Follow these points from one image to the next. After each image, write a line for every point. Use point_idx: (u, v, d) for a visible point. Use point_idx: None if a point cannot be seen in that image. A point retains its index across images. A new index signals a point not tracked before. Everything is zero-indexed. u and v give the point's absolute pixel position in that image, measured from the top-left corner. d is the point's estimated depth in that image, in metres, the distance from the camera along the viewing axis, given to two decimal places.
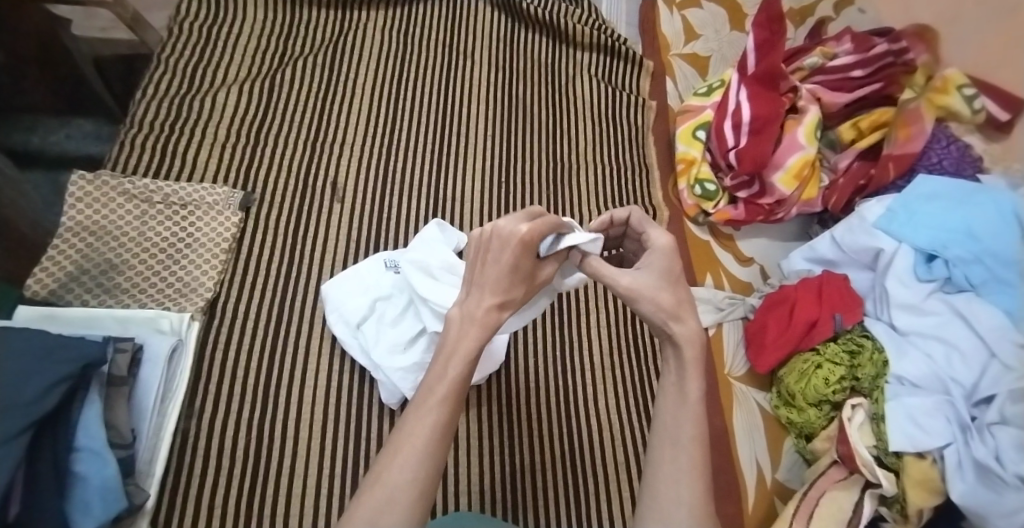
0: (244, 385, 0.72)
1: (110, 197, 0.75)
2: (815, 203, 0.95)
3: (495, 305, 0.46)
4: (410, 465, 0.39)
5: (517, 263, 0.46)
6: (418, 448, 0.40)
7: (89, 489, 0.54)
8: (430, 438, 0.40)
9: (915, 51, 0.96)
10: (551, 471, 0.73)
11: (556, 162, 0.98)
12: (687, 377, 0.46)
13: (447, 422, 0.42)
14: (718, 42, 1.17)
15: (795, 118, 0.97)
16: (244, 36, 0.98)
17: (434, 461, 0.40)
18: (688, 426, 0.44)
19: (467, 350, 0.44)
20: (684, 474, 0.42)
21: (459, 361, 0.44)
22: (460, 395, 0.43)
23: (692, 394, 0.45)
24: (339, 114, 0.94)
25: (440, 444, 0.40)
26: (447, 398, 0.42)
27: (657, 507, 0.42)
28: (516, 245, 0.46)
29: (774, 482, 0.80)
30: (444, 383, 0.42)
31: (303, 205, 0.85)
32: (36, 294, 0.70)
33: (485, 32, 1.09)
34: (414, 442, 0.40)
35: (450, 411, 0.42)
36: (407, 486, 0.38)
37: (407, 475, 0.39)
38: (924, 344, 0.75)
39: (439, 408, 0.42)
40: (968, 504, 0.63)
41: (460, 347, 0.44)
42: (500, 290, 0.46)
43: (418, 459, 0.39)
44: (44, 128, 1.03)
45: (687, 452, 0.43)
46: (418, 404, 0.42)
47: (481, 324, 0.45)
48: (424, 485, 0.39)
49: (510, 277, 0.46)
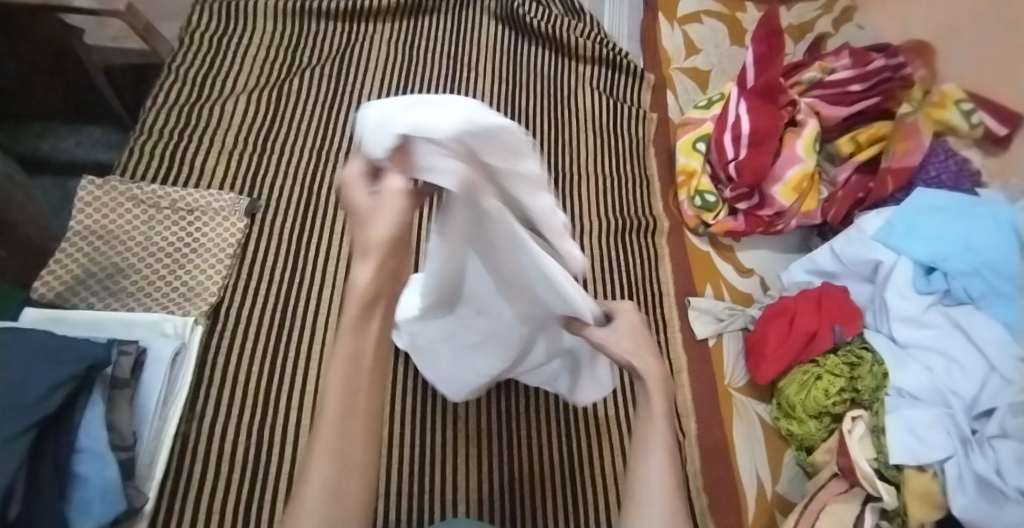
0: (245, 390, 0.72)
1: (119, 203, 0.76)
2: (815, 215, 0.95)
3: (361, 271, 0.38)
4: (319, 475, 0.35)
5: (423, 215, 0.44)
6: (321, 456, 0.36)
7: (90, 491, 0.55)
8: (334, 438, 0.36)
9: (912, 66, 0.99)
10: (547, 478, 0.74)
11: (557, 172, 0.99)
12: (654, 397, 0.45)
13: (349, 413, 0.37)
14: (719, 56, 1.18)
15: (795, 131, 0.97)
16: (252, 47, 1.00)
17: (345, 460, 0.36)
18: (658, 435, 0.43)
19: (351, 323, 0.38)
20: (657, 478, 0.42)
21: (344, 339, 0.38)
22: (357, 379, 0.38)
23: (659, 405, 0.45)
24: (344, 123, 0.95)
25: (345, 444, 0.36)
26: (342, 390, 0.37)
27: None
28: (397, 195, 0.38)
29: (774, 494, 0.80)
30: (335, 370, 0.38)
31: (308, 212, 0.86)
32: (42, 297, 0.70)
33: (489, 44, 1.11)
34: (320, 448, 0.36)
35: (348, 402, 0.37)
36: (318, 497, 0.35)
37: (316, 488, 0.35)
38: (924, 357, 0.76)
39: (334, 402, 0.37)
40: (970, 518, 0.63)
41: (343, 324, 0.38)
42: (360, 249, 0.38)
43: (326, 466, 0.36)
44: (55, 135, 1.06)
45: (659, 462, 0.42)
46: (320, 405, 0.37)
47: (360, 293, 0.38)
48: (338, 492, 0.35)
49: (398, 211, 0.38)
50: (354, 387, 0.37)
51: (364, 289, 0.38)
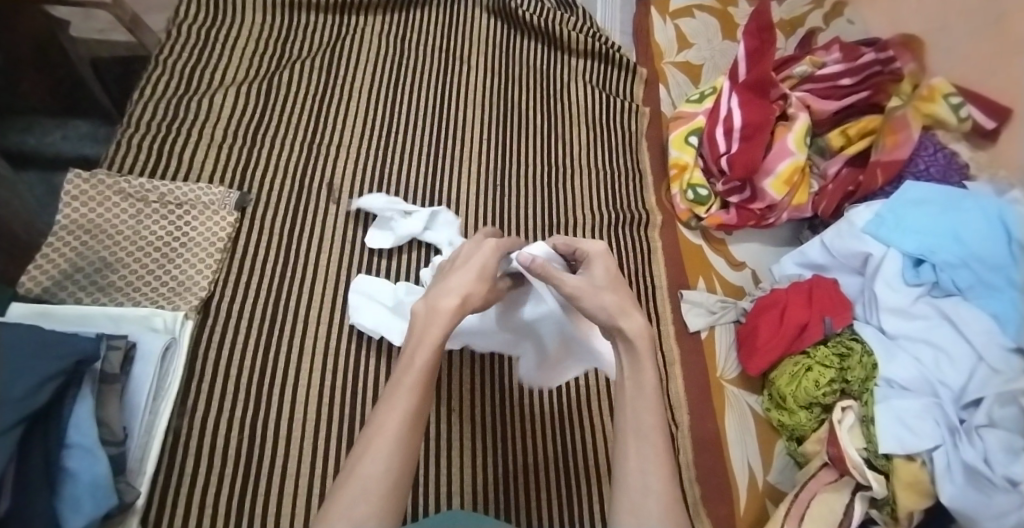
0: (237, 384, 0.72)
1: (106, 196, 0.75)
2: (805, 209, 0.96)
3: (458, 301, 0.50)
4: (384, 458, 0.40)
5: (483, 266, 0.54)
6: (388, 442, 0.41)
7: (80, 486, 0.54)
8: (402, 428, 0.42)
9: (902, 60, 0.97)
10: (542, 472, 0.74)
11: (550, 166, 0.99)
12: (642, 368, 0.48)
13: (417, 410, 0.43)
14: (710, 51, 1.19)
15: (785, 126, 0.98)
16: (241, 39, 0.99)
17: (406, 450, 0.42)
18: (648, 415, 0.46)
19: (436, 340, 0.47)
20: (649, 464, 0.44)
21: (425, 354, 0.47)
22: (427, 384, 0.45)
23: (647, 384, 0.48)
24: (335, 117, 0.95)
25: (410, 437, 0.42)
26: (414, 388, 0.44)
27: (629, 502, 0.42)
28: (486, 255, 0.55)
29: (766, 484, 0.80)
30: (413, 372, 0.45)
31: (300, 205, 0.85)
32: (29, 291, 0.69)
33: (481, 38, 1.11)
34: (388, 435, 0.41)
35: (420, 402, 0.44)
36: (382, 476, 0.39)
37: (380, 467, 0.40)
38: (913, 348, 0.77)
39: (407, 398, 0.43)
40: (956, 506, 0.65)
41: (426, 338, 0.48)
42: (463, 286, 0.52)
43: (389, 452, 0.40)
44: (41, 128, 1.03)
45: (649, 442, 0.45)
46: (391, 400, 0.44)
47: (448, 313, 0.49)
48: (396, 475, 0.40)
49: (477, 275, 0.53)
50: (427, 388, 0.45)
51: (453, 313, 0.50)
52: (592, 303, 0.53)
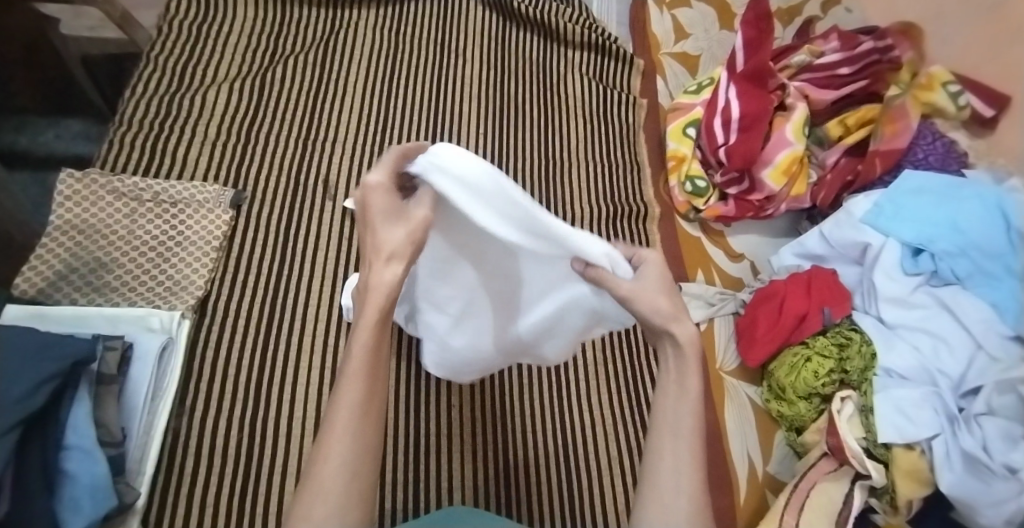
0: (236, 383, 0.71)
1: (99, 196, 0.75)
2: (803, 200, 0.96)
3: (385, 261, 0.41)
4: (337, 456, 0.39)
5: (385, 207, 0.41)
6: (341, 439, 0.39)
7: (79, 487, 0.54)
8: (353, 423, 0.40)
9: (901, 48, 0.97)
10: (544, 467, 0.74)
11: (547, 159, 0.99)
12: (688, 374, 0.44)
13: (366, 401, 0.41)
14: (708, 41, 1.18)
15: (784, 116, 0.97)
16: (233, 35, 0.98)
17: (362, 441, 0.40)
18: (686, 417, 0.44)
19: (373, 322, 0.41)
20: (682, 469, 0.43)
21: (367, 333, 0.41)
22: (375, 368, 0.41)
23: (692, 391, 0.44)
24: (329, 113, 0.94)
25: (365, 429, 0.40)
26: (361, 378, 0.41)
27: (657, 501, 0.43)
28: (379, 191, 0.41)
29: (765, 474, 0.81)
30: (354, 359, 0.41)
31: (295, 201, 0.85)
32: (24, 293, 0.69)
33: (475, 30, 1.10)
34: (338, 433, 0.39)
35: (368, 389, 0.41)
36: (338, 475, 0.38)
37: (335, 466, 0.39)
38: (912, 337, 0.76)
39: (354, 389, 0.40)
40: (956, 494, 0.64)
41: (363, 320, 0.41)
42: (381, 245, 0.40)
43: (343, 450, 0.39)
44: (33, 128, 1.03)
45: (686, 444, 0.44)
46: (337, 391, 0.41)
47: (382, 291, 0.41)
48: (354, 472, 0.39)
49: (396, 226, 0.41)
50: (373, 373, 0.41)
51: (391, 288, 0.41)
52: (645, 306, 0.43)
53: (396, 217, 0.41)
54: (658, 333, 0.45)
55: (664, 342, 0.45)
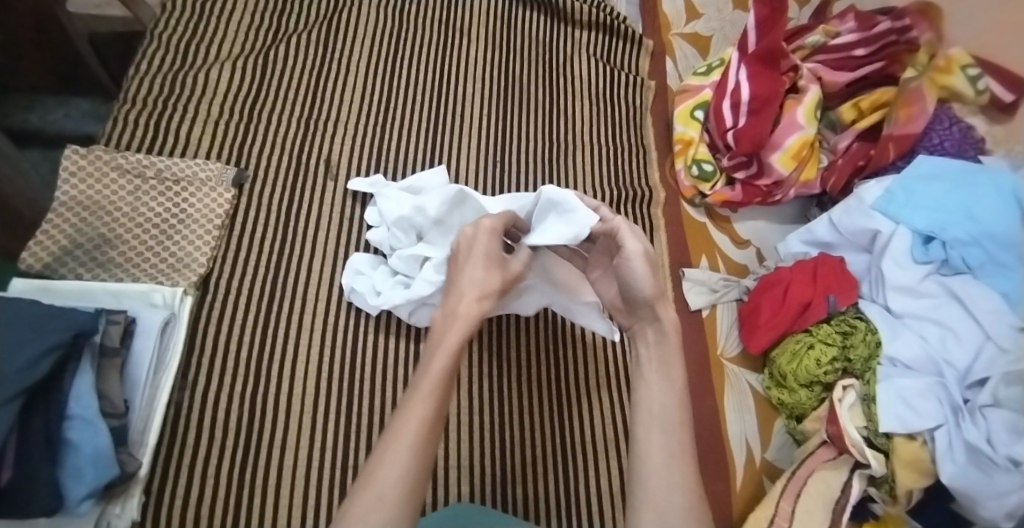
0: (237, 358, 0.72)
1: (104, 172, 0.75)
2: (814, 185, 0.94)
3: (475, 298, 0.53)
4: (399, 464, 0.42)
5: (487, 249, 0.57)
6: (406, 446, 0.43)
7: (82, 457, 0.56)
8: (418, 434, 0.44)
9: (918, 29, 0.92)
10: (540, 449, 0.75)
11: (552, 141, 0.98)
12: (670, 365, 0.56)
13: (432, 418, 0.45)
14: (720, 21, 1.15)
15: (795, 98, 0.95)
16: (238, 13, 0.97)
17: (423, 453, 0.43)
18: (673, 411, 0.52)
19: (451, 346, 0.49)
20: (672, 466, 0.49)
21: (445, 354, 0.49)
22: (445, 388, 0.47)
23: (676, 382, 0.54)
24: (333, 92, 0.94)
25: (429, 441, 0.44)
26: (431, 396, 0.46)
27: (649, 489, 0.48)
28: (487, 240, 0.57)
29: (763, 461, 0.80)
30: (429, 377, 0.47)
31: (297, 180, 0.85)
32: (31, 267, 0.70)
33: (482, 9, 1.08)
34: (401, 443, 0.43)
35: (438, 407, 0.46)
36: (398, 481, 0.41)
37: (397, 472, 0.41)
38: (919, 326, 0.75)
39: (426, 403, 0.45)
40: (958, 485, 0.64)
41: (442, 346, 0.50)
42: (475, 286, 0.54)
43: (408, 457, 0.42)
44: (43, 107, 1.05)
45: (674, 436, 0.51)
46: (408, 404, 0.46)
47: (465, 319, 0.52)
48: (413, 481, 0.42)
49: (490, 267, 0.56)
50: (444, 393, 0.47)
51: (471, 317, 0.52)
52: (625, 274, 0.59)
53: (493, 261, 0.56)
54: (645, 320, 0.59)
55: (645, 329, 0.59)
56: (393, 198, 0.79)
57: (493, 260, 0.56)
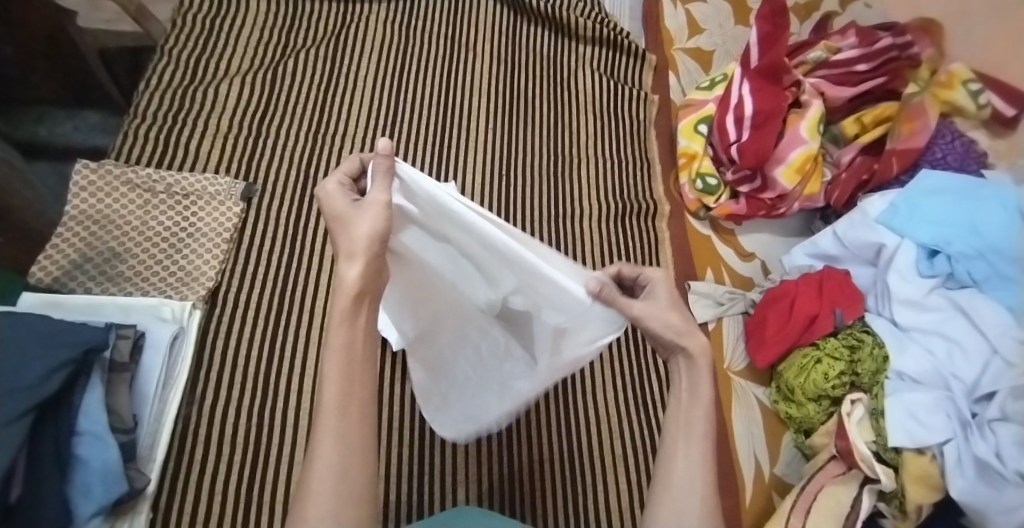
0: (245, 372, 0.72)
1: (114, 187, 0.76)
2: (817, 199, 0.94)
3: (346, 260, 0.41)
4: (328, 455, 0.39)
5: (336, 205, 0.43)
6: (330, 440, 0.39)
7: (90, 472, 0.55)
8: (337, 422, 0.40)
9: (920, 45, 0.94)
10: (548, 463, 0.75)
11: (556, 155, 0.98)
12: (699, 381, 0.47)
13: (348, 398, 0.40)
14: (722, 36, 1.16)
15: (798, 113, 0.96)
16: (246, 28, 0.98)
17: (351, 443, 0.40)
18: (701, 427, 0.47)
19: (341, 317, 0.41)
20: (696, 471, 0.46)
21: (339, 327, 0.41)
22: (355, 365, 0.41)
23: (704, 397, 0.47)
24: (340, 106, 0.94)
25: (353, 429, 0.40)
26: (337, 376, 0.40)
27: (668, 504, 0.46)
28: (340, 196, 0.44)
29: (772, 476, 0.80)
30: (330, 359, 0.41)
31: (305, 195, 0.85)
32: (39, 281, 0.70)
33: (487, 25, 1.09)
34: (327, 433, 0.39)
35: (346, 386, 0.41)
36: (331, 478, 0.39)
37: (333, 466, 0.39)
38: (926, 340, 0.75)
39: (332, 388, 0.40)
40: (965, 500, 0.64)
41: (333, 321, 0.41)
42: (346, 244, 0.41)
43: (336, 449, 0.39)
44: (51, 120, 1.04)
45: (698, 449, 0.47)
46: (318, 390, 0.41)
47: (347, 289, 0.40)
48: (346, 472, 0.39)
49: (354, 222, 0.42)
50: (352, 372, 0.41)
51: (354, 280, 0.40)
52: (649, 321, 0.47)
53: (352, 210, 0.43)
54: (673, 348, 0.48)
55: (675, 354, 0.49)
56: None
57: (344, 210, 0.43)
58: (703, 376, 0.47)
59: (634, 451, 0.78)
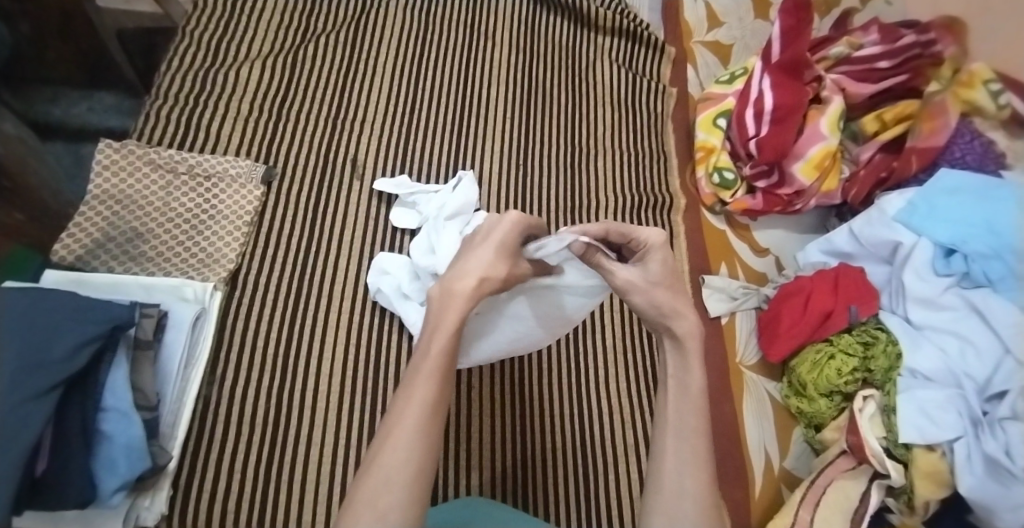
0: (264, 354, 0.73)
1: (137, 167, 0.76)
2: (835, 196, 0.95)
3: (475, 280, 0.47)
4: (404, 446, 0.41)
5: (504, 239, 0.49)
6: (409, 430, 0.41)
7: (115, 448, 0.56)
8: (421, 415, 0.42)
9: (943, 43, 0.91)
10: (560, 452, 0.76)
11: (575, 146, 0.98)
12: (689, 371, 0.48)
13: (436, 397, 0.43)
14: (741, 30, 1.15)
15: (818, 109, 0.96)
16: (267, 11, 0.98)
17: (427, 436, 0.42)
18: (692, 419, 0.47)
19: (451, 327, 0.45)
20: (687, 466, 0.45)
21: (444, 334, 0.45)
22: (449, 369, 0.45)
23: (694, 387, 0.48)
24: (360, 92, 0.94)
25: (430, 425, 0.42)
26: (433, 375, 0.44)
27: (664, 502, 0.44)
28: (509, 229, 0.50)
29: (782, 469, 0.81)
30: (431, 358, 0.44)
31: (323, 180, 0.86)
32: (63, 259, 0.70)
33: (507, 13, 1.09)
34: (406, 425, 0.42)
35: (440, 386, 0.44)
36: (405, 465, 0.40)
37: (403, 454, 0.40)
38: (939, 339, 0.76)
39: (427, 383, 0.43)
40: (975, 497, 0.64)
41: (442, 321, 0.46)
42: (481, 267, 0.47)
43: (412, 439, 0.41)
44: (65, 99, 1.03)
45: (689, 443, 0.46)
46: (410, 384, 0.44)
47: (463, 297, 0.46)
48: (419, 465, 0.41)
49: (498, 251, 0.48)
50: (445, 374, 0.44)
51: (468, 297, 0.47)
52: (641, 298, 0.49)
53: (507, 248, 0.49)
54: (659, 331, 0.51)
55: (661, 338, 0.51)
56: (443, 233, 0.71)
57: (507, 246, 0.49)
58: (692, 367, 0.49)
59: (646, 441, 0.78)
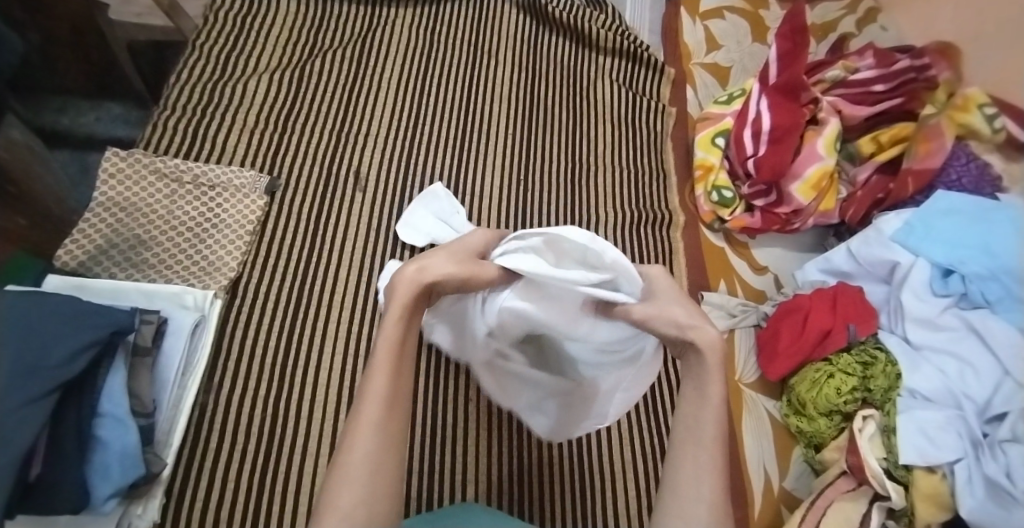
0: (262, 362, 0.73)
1: (142, 175, 0.77)
2: (832, 214, 0.96)
3: (417, 269, 0.52)
4: (363, 444, 0.43)
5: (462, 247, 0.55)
6: (367, 429, 0.44)
7: (110, 454, 0.56)
8: (379, 413, 0.45)
9: (937, 68, 0.94)
10: (556, 466, 0.74)
11: (575, 163, 0.99)
12: (707, 381, 0.49)
13: (391, 393, 0.46)
14: (740, 52, 1.18)
15: (815, 130, 0.97)
16: (276, 27, 1.00)
17: (385, 431, 0.45)
18: (709, 426, 0.47)
19: (400, 312, 0.49)
20: (704, 475, 0.45)
21: (396, 321, 0.49)
22: (399, 365, 0.48)
23: (713, 397, 0.49)
24: (365, 107, 0.96)
25: (390, 421, 0.45)
26: (385, 370, 0.47)
27: (679, 506, 0.45)
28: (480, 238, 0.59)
29: (781, 490, 0.80)
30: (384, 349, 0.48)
31: (326, 191, 0.87)
32: (65, 265, 0.71)
33: (509, 34, 1.11)
34: (364, 425, 0.44)
35: (392, 383, 0.46)
36: (364, 460, 0.43)
37: (366, 451, 0.43)
38: (938, 359, 0.76)
39: (380, 380, 0.46)
40: (976, 519, 0.63)
41: (392, 313, 0.50)
42: (427, 260, 0.52)
43: (371, 437, 0.44)
44: (75, 109, 1.06)
45: (709, 453, 0.47)
46: (364, 383, 0.46)
47: (417, 288, 0.51)
48: (378, 455, 0.44)
49: (456, 258, 0.54)
50: (397, 370, 0.47)
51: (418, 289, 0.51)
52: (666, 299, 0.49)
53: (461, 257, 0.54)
54: (684, 346, 0.52)
55: (686, 352, 0.52)
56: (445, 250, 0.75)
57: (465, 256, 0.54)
58: (710, 377, 0.49)
59: (643, 457, 0.77)
